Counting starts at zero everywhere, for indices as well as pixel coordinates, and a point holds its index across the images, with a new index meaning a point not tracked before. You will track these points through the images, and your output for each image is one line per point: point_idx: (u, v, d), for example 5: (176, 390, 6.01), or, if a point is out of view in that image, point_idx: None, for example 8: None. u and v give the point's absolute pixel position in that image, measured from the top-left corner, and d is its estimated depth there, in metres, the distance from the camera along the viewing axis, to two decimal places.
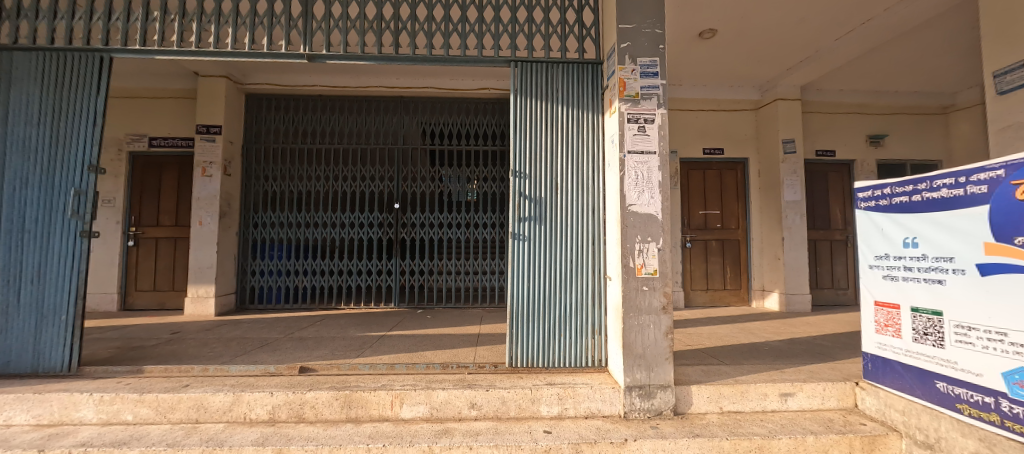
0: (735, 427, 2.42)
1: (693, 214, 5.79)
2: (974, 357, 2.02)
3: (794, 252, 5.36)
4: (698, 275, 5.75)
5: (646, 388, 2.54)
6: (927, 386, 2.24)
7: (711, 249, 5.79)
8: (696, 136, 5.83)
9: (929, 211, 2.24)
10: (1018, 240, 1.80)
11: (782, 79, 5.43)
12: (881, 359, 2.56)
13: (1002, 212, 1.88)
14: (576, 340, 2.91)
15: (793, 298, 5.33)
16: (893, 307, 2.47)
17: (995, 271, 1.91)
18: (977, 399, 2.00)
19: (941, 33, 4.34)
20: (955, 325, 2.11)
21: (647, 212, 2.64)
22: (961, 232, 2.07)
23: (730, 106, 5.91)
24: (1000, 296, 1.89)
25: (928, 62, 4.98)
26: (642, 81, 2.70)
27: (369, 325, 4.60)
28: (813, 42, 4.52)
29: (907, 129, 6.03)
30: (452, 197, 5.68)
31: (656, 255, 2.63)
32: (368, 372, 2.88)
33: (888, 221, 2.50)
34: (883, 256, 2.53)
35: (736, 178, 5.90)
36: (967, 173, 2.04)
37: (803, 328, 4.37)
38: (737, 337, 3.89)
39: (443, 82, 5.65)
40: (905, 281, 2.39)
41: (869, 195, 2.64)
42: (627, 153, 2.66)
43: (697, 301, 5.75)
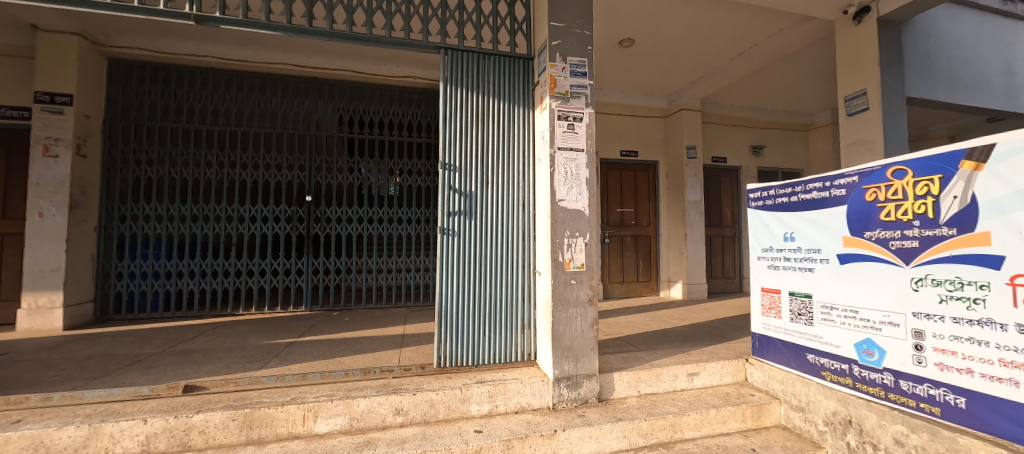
0: (651, 408, 2.61)
1: (611, 211, 6.16)
2: (835, 331, 2.45)
3: (694, 246, 6.04)
4: (615, 268, 6.14)
5: (574, 379, 2.63)
6: (800, 358, 2.65)
7: (626, 245, 6.22)
8: (615, 138, 6.19)
9: (803, 210, 2.64)
10: (868, 235, 2.25)
11: (687, 91, 6.03)
12: (765, 338, 2.95)
13: (857, 211, 2.32)
14: (507, 336, 2.89)
15: (694, 287, 6.01)
16: (775, 292, 2.86)
17: (852, 260, 2.33)
18: (836, 367, 2.43)
19: (807, 62, 5.18)
20: (821, 305, 2.52)
21: (576, 207, 2.72)
22: (827, 228, 2.48)
23: (644, 113, 6.40)
24: (855, 281, 2.31)
25: (797, 86, 5.91)
26: (572, 79, 2.76)
27: (275, 331, 4.08)
28: (713, 60, 5.07)
29: (779, 142, 7.12)
30: (372, 191, 5.37)
31: (584, 249, 2.72)
32: (274, 385, 2.53)
33: (772, 218, 2.89)
34: (768, 248, 2.92)
35: (648, 179, 6.43)
36: (832, 178, 2.47)
37: (703, 314, 4.91)
38: (650, 325, 4.23)
39: (363, 66, 5.22)
40: (784, 269, 2.79)
41: (758, 196, 3.02)
42: (557, 149, 2.71)
43: (614, 292, 6.14)
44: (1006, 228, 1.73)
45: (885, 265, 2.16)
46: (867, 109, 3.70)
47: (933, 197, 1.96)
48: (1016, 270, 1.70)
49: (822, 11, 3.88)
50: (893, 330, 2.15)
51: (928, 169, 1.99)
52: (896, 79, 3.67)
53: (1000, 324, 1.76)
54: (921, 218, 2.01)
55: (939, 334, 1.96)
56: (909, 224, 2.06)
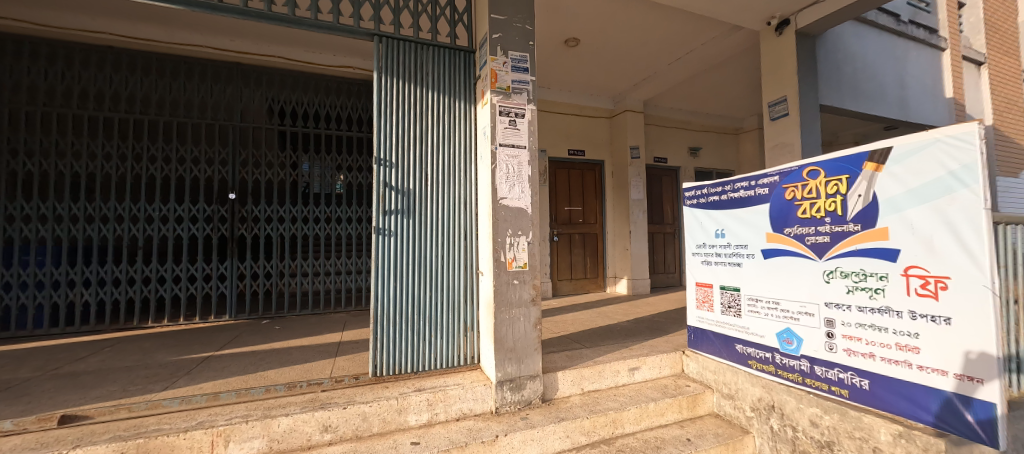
0: (594, 405, 2.62)
1: (559, 210, 6.20)
2: (760, 322, 2.59)
3: (637, 243, 6.27)
4: (564, 266, 6.20)
5: (517, 381, 2.57)
6: (730, 349, 2.78)
7: (574, 243, 6.30)
8: (562, 137, 6.24)
9: (732, 208, 2.78)
10: (788, 231, 2.40)
11: (630, 93, 6.23)
12: (699, 330, 3.07)
13: (778, 209, 2.47)
14: (449, 340, 2.77)
15: (637, 282, 6.24)
16: (708, 286, 2.99)
17: (774, 255, 2.48)
18: (761, 356, 2.57)
19: (737, 70, 5.54)
20: (748, 298, 2.67)
21: (518, 206, 2.66)
22: (752, 225, 2.63)
23: (590, 113, 6.52)
24: (777, 274, 2.46)
25: (728, 92, 6.31)
26: (513, 74, 2.70)
27: (190, 344, 3.64)
28: (653, 64, 5.27)
29: (714, 144, 7.58)
30: (309, 189, 4.99)
31: (526, 248, 2.67)
32: (179, 408, 2.23)
33: (705, 216, 3.02)
34: (701, 244, 3.04)
35: (594, 178, 6.57)
36: (756, 178, 2.61)
37: (645, 308, 5.09)
38: (595, 321, 4.30)
39: (294, 52, 4.79)
40: (716, 264, 2.91)
41: (692, 194, 3.14)
42: (498, 145, 2.63)
43: (563, 289, 6.21)
44: (901, 224, 1.90)
45: (803, 259, 2.32)
46: (787, 114, 4.01)
47: (842, 196, 2.13)
48: (910, 262, 1.87)
49: (748, 21, 4.14)
50: (809, 320, 2.30)
51: (838, 170, 2.15)
52: (811, 87, 4.00)
53: (897, 311, 1.93)
54: (832, 215, 2.17)
55: (847, 322, 2.12)
56: (822, 221, 2.22)
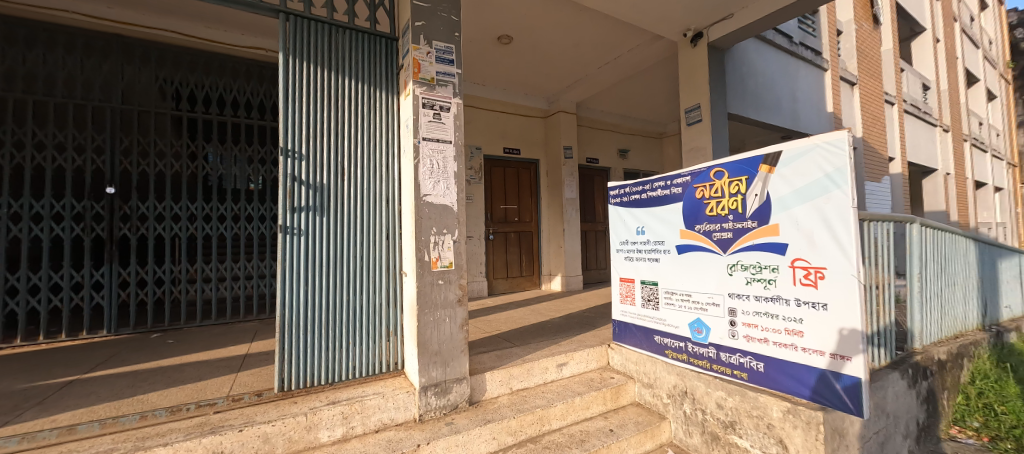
0: (521, 403, 2.59)
1: (495, 208, 6.16)
2: (674, 314, 2.76)
3: (571, 241, 6.45)
4: (500, 264, 6.17)
5: (442, 385, 2.46)
6: (649, 340, 2.93)
7: (510, 241, 6.30)
8: (498, 135, 6.19)
9: (651, 206, 2.93)
10: (698, 227, 2.57)
11: (564, 94, 6.37)
12: (622, 323, 3.20)
13: (690, 207, 2.63)
14: (369, 346, 2.59)
15: (571, 279, 6.43)
16: (630, 281, 3.13)
17: (687, 250, 2.65)
18: (676, 345, 2.74)
19: (660, 78, 5.90)
20: (665, 291, 2.82)
21: (443, 203, 2.55)
22: (668, 222, 2.78)
23: (526, 112, 6.55)
24: (689, 268, 2.63)
25: (653, 98, 6.71)
26: (438, 66, 2.58)
27: (48, 368, 3.02)
28: (585, 66, 5.42)
29: (641, 147, 8.05)
30: (222, 184, 4.28)
31: (452, 247, 2.57)
32: (18, 449, 1.81)
33: (627, 214, 3.15)
34: (624, 241, 3.17)
35: (530, 177, 6.62)
36: (671, 177, 2.77)
37: (577, 303, 5.24)
38: (527, 319, 4.32)
39: (190, 27, 4.01)
40: (637, 260, 3.05)
41: (616, 193, 3.26)
42: (421, 139, 2.49)
43: (499, 288, 6.18)
44: (789, 221, 2.10)
45: (711, 254, 2.49)
46: (700, 120, 4.35)
47: (742, 195, 2.31)
48: (796, 255, 2.07)
49: (668, 30, 4.40)
50: (716, 310, 2.49)
51: (740, 171, 2.33)
52: (720, 96, 4.37)
53: (786, 299, 2.13)
54: (734, 213, 2.35)
55: (747, 311, 2.32)
56: (726, 218, 2.41)
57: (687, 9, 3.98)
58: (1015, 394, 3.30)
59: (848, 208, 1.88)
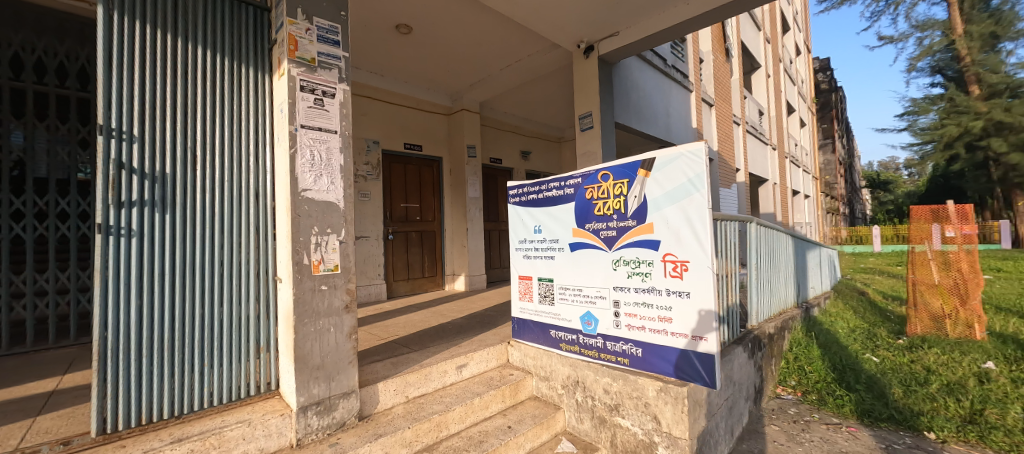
0: (418, 411, 2.46)
1: (395, 206, 5.83)
2: (568, 308, 2.91)
3: (474, 240, 6.44)
4: (400, 266, 5.86)
5: (326, 402, 2.19)
6: (546, 335, 3.05)
7: (412, 241, 6.03)
8: (398, 130, 5.87)
9: (546, 206, 3.05)
10: (588, 226, 2.75)
11: (467, 93, 6.33)
12: (521, 320, 3.27)
13: (580, 207, 2.80)
14: (232, 366, 2.18)
15: (474, 278, 6.44)
16: (528, 278, 3.22)
17: (578, 248, 2.81)
18: (568, 338, 2.89)
19: (557, 85, 6.23)
20: (560, 287, 2.97)
21: (326, 199, 2.28)
22: (562, 221, 2.93)
23: (428, 108, 6.34)
24: (580, 264, 2.81)
25: (552, 104, 7.08)
26: (320, 46, 2.30)
27: None
28: (487, 67, 5.46)
29: (542, 150, 8.43)
30: (25, 171, 3.22)
31: (338, 248, 2.31)
32: None
33: (525, 213, 3.23)
34: (522, 240, 3.25)
35: (433, 175, 6.43)
36: (564, 179, 2.92)
37: (479, 302, 5.25)
38: (428, 321, 4.17)
39: None
40: (534, 258, 3.16)
41: (515, 192, 3.33)
42: (299, 126, 2.19)
43: (399, 290, 5.87)
44: (661, 220, 2.35)
45: (598, 251, 2.68)
46: (592, 127, 4.69)
47: (624, 196, 2.54)
48: (667, 250, 2.33)
49: (564, 40, 4.65)
50: (603, 302, 2.68)
51: (622, 174, 2.55)
52: (608, 106, 4.79)
53: (659, 290, 2.38)
54: (618, 213, 2.57)
55: (628, 302, 2.54)
56: (611, 217, 2.62)
57: (580, 22, 4.25)
58: (817, 355, 4.23)
59: (705, 208, 2.17)
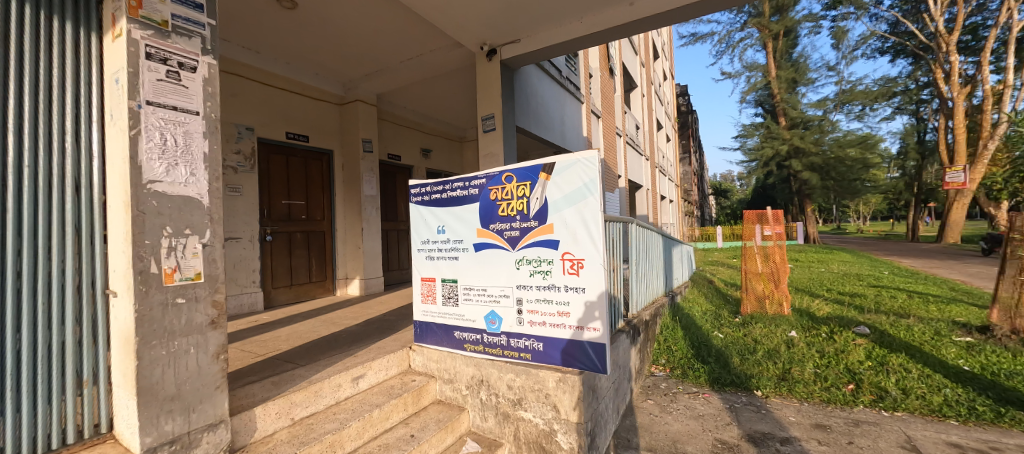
0: (307, 433, 2.19)
1: (274, 203, 5.11)
2: (472, 308, 2.92)
3: (370, 241, 6.04)
4: (281, 271, 5.17)
5: (183, 440, 1.75)
6: (450, 336, 3.00)
7: (296, 243, 5.35)
8: (279, 117, 5.17)
9: (451, 206, 3.00)
10: (492, 226, 2.79)
11: (362, 83, 5.89)
12: (423, 324, 3.16)
13: (485, 208, 2.82)
14: (34, 413, 1.61)
15: (369, 281, 6.03)
16: (431, 280, 3.14)
17: (482, 248, 2.83)
18: (473, 338, 2.89)
19: (460, 84, 6.20)
20: (464, 287, 2.95)
21: (183, 193, 1.80)
22: (466, 222, 2.92)
23: (316, 95, 5.72)
24: (484, 264, 2.83)
25: (454, 103, 7.02)
26: (173, 5, 1.80)
27: None
28: (386, 58, 5.16)
29: (443, 148, 8.30)
30: None
31: (200, 253, 1.85)
32: None
33: (428, 213, 3.14)
34: (425, 240, 3.15)
35: (322, 169, 5.82)
36: (469, 179, 2.91)
37: (376, 307, 4.94)
38: (317, 331, 3.75)
39: None
40: (438, 259, 3.09)
41: (417, 192, 3.20)
42: (143, 102, 1.70)
43: (279, 299, 5.16)
44: (561, 221, 2.51)
45: (503, 250, 2.74)
46: (494, 129, 4.79)
47: (527, 198, 2.64)
48: (565, 249, 2.50)
49: (467, 39, 4.64)
50: (506, 301, 2.75)
51: (525, 176, 2.65)
52: (509, 110, 4.94)
53: (558, 286, 2.53)
54: (521, 213, 2.66)
55: (530, 299, 2.65)
56: (515, 218, 2.69)
57: (483, 24, 4.29)
58: (680, 336, 5.04)
59: (598, 210, 2.38)
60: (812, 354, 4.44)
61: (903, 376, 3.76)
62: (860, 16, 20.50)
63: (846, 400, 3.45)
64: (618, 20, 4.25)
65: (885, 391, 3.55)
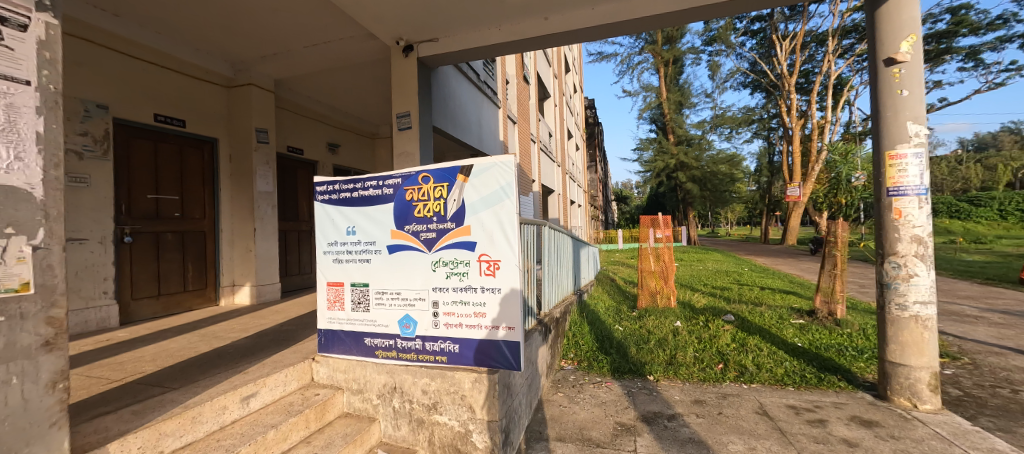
0: None
1: (136, 198, 4.24)
2: (385, 313, 2.79)
3: (264, 243, 5.41)
4: (145, 279, 4.29)
5: None
6: (360, 344, 2.84)
7: (166, 244, 4.51)
8: (144, 95, 4.34)
9: (362, 206, 2.84)
10: (408, 228, 2.71)
11: (256, 65, 5.24)
12: (329, 332, 2.94)
13: (400, 208, 2.73)
14: None
15: (263, 288, 5.39)
16: (339, 285, 2.93)
17: (397, 250, 2.74)
18: (385, 344, 2.77)
19: (372, 77, 5.89)
20: (375, 292, 2.82)
21: (5, 178, 1.38)
22: (379, 222, 2.79)
23: (196, 74, 4.93)
24: (398, 266, 2.74)
25: (365, 97, 6.64)
26: None
27: None
28: (286, 40, 4.67)
29: (352, 144, 7.80)
30: None
31: (30, 257, 1.44)
32: None
33: (336, 213, 2.93)
34: (333, 242, 2.93)
35: (203, 160, 5.05)
36: (382, 178, 2.78)
37: (272, 317, 4.43)
38: (194, 348, 3.22)
39: None
40: (347, 262, 2.90)
41: (324, 190, 2.96)
42: None
43: (142, 313, 4.25)
44: (477, 223, 2.54)
45: (418, 252, 2.68)
46: (410, 127, 4.66)
47: (444, 199, 2.62)
48: (482, 250, 2.53)
49: (381, 32, 4.42)
50: (422, 304, 2.69)
51: (442, 177, 2.63)
52: (426, 109, 4.84)
53: (475, 287, 2.56)
54: (438, 215, 2.63)
55: (446, 301, 2.62)
56: (431, 219, 2.65)
57: (399, 19, 4.13)
58: (587, 330, 5.47)
59: (513, 213, 2.46)
60: (692, 340, 5.16)
61: (757, 354, 4.57)
62: (729, 54, 24.39)
63: (717, 377, 4.07)
64: (533, 32, 4.45)
65: (745, 367, 4.27)
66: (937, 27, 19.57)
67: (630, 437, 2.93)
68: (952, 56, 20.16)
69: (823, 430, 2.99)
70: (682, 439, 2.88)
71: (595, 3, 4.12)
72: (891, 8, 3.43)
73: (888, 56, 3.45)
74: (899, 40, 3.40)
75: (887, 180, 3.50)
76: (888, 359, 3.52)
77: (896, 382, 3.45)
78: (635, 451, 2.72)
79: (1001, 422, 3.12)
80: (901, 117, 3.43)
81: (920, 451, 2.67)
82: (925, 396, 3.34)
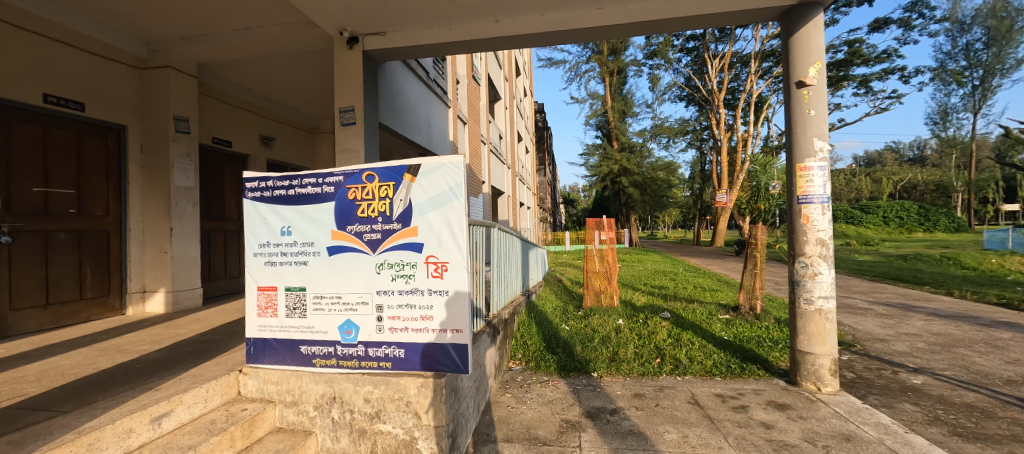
0: None
1: (18, 190, 3.59)
2: (323, 319, 2.63)
3: (182, 245, 4.89)
4: (29, 285, 3.64)
5: None
6: (295, 352, 2.65)
7: (56, 245, 3.87)
8: (31, 71, 3.67)
9: (300, 205, 2.66)
10: (350, 228, 2.58)
11: (176, 46, 4.72)
12: (260, 341, 2.71)
13: (342, 208, 2.60)
14: None
15: (181, 295, 4.85)
16: (271, 289, 2.71)
17: (338, 252, 2.59)
18: (324, 352, 2.61)
19: (313, 68, 5.56)
20: (313, 296, 2.64)
21: None
22: (319, 222, 2.63)
23: (99, 51, 4.32)
24: (340, 269, 2.59)
25: (305, 88, 6.25)
26: None
27: None
28: (213, 21, 4.26)
29: (288, 138, 7.30)
30: None
31: None
32: None
33: (270, 211, 2.70)
34: (265, 243, 2.70)
35: (108, 150, 4.46)
36: (323, 176, 2.62)
37: (192, 326, 4.01)
38: (93, 364, 2.82)
39: None
40: (281, 265, 2.69)
41: (256, 186, 2.72)
42: None
43: (24, 326, 3.60)
44: (425, 224, 2.48)
45: (361, 254, 2.55)
46: (354, 123, 4.44)
47: (390, 199, 2.53)
48: (429, 252, 2.47)
49: (323, 22, 4.18)
50: (364, 308, 2.57)
51: (388, 177, 2.54)
52: (372, 105, 4.66)
53: (421, 290, 2.49)
54: (383, 216, 2.53)
55: (392, 305, 2.53)
56: (375, 220, 2.54)
57: (344, 11, 3.93)
58: (535, 331, 5.57)
59: (462, 215, 2.44)
60: (633, 337, 5.45)
61: (690, 347, 4.94)
62: (667, 68, 26.18)
63: (654, 371, 4.33)
64: (484, 34, 4.44)
65: (679, 361, 4.58)
66: (837, 57, 22.51)
67: (575, 433, 3.01)
68: (848, 83, 23.29)
69: (744, 414, 3.29)
70: (623, 431, 3.02)
71: (545, 10, 4.20)
72: (802, 37, 3.87)
73: (799, 79, 3.88)
74: (807, 65, 3.85)
75: (798, 189, 3.93)
76: (798, 348, 3.95)
77: (804, 368, 3.89)
78: (579, 446, 2.80)
79: (884, 400, 3.64)
80: (809, 133, 3.88)
81: (824, 428, 3.03)
82: (826, 380, 3.79)
